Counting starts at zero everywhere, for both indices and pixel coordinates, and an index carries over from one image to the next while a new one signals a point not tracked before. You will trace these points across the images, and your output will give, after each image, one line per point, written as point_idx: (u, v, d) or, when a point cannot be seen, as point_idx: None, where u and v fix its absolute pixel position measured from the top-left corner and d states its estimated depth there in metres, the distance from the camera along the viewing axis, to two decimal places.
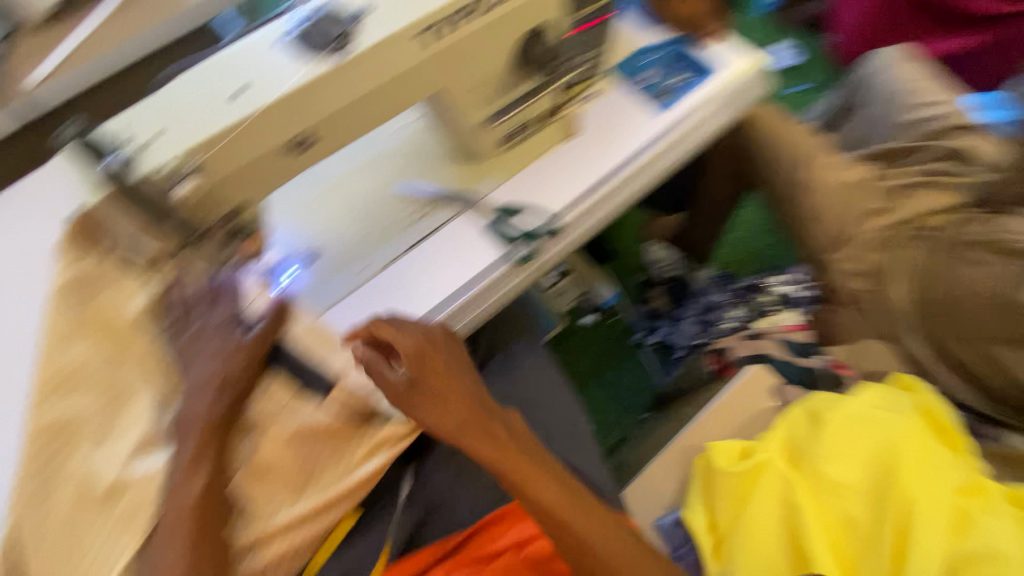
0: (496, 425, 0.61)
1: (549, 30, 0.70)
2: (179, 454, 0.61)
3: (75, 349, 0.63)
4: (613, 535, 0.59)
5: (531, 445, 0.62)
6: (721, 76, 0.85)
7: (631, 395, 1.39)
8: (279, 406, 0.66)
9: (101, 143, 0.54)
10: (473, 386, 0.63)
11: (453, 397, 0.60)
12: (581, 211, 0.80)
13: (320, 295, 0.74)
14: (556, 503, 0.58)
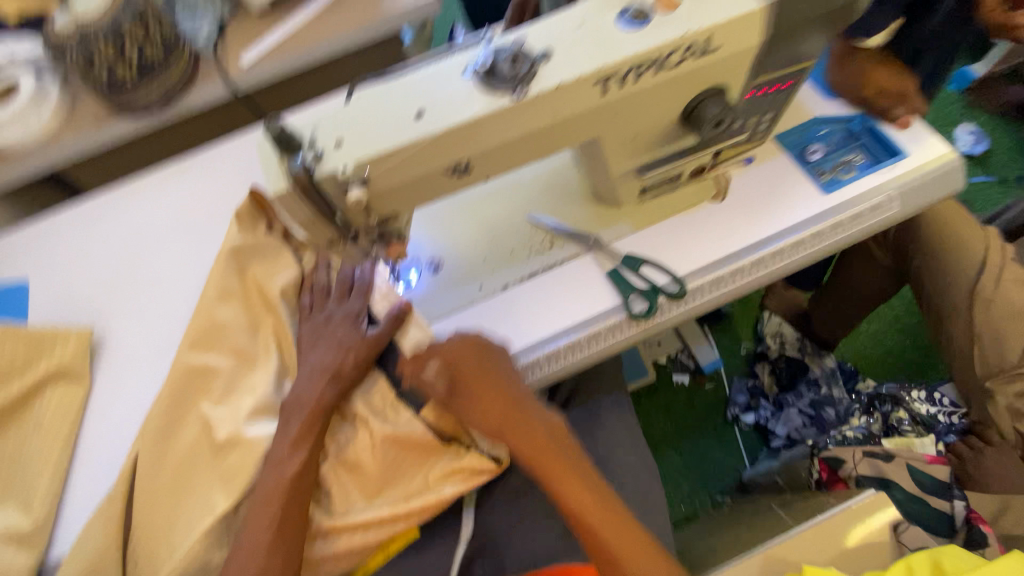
0: (534, 429, 0.64)
1: (717, 97, 0.67)
2: (285, 430, 0.65)
3: (223, 309, 0.71)
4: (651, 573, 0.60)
5: (579, 465, 0.64)
6: (896, 169, 0.79)
7: (708, 473, 1.31)
8: (377, 407, 0.69)
9: (293, 139, 0.58)
10: (513, 392, 0.65)
11: (488, 406, 0.64)
12: (708, 280, 0.76)
13: (432, 304, 0.78)
14: (603, 527, 0.61)
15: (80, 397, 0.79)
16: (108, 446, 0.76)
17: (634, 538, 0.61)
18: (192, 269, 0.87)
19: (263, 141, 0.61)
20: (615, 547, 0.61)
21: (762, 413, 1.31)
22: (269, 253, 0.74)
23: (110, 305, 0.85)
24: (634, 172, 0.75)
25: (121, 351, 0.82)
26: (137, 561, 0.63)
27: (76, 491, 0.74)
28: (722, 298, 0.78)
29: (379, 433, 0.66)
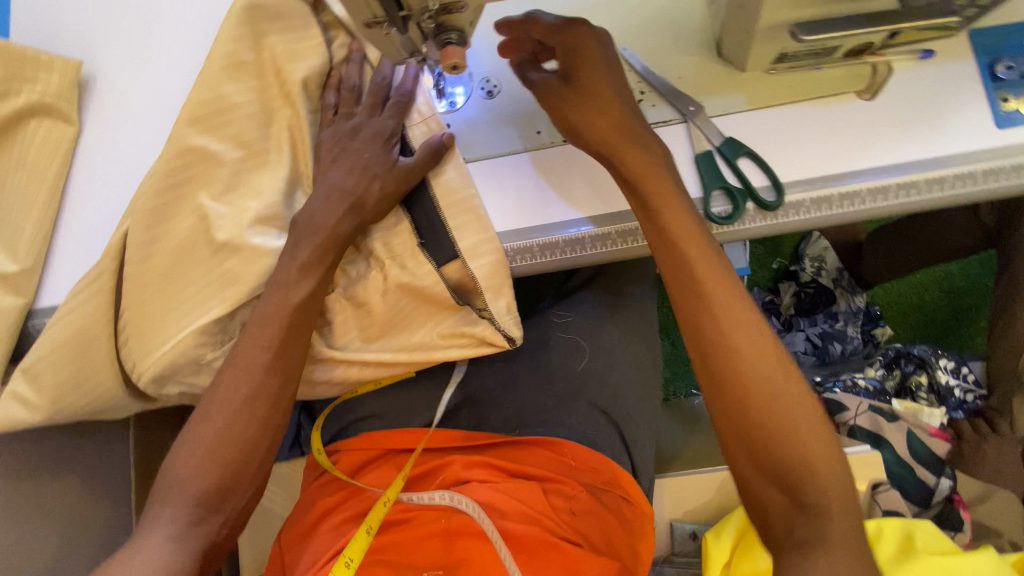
0: (648, 151, 0.58)
1: None
2: (292, 249, 0.58)
3: (234, 86, 0.61)
4: (798, 418, 0.49)
5: (732, 278, 0.54)
6: None
7: None
8: (395, 250, 0.61)
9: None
10: (630, 108, 0.59)
11: (602, 104, 0.59)
12: (813, 195, 0.62)
13: (480, 137, 0.65)
14: (754, 360, 0.50)
15: (67, 143, 0.69)
16: (98, 205, 0.69)
17: (787, 377, 0.51)
18: (204, 13, 0.71)
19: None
20: (720, 315, 0.52)
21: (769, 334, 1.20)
22: (294, 24, 0.61)
23: (104, 40, 0.72)
24: (783, 31, 0.57)
25: (113, 98, 0.71)
26: (130, 340, 0.62)
27: (67, 245, 0.68)
28: (820, 225, 0.63)
29: (394, 278, 0.60)
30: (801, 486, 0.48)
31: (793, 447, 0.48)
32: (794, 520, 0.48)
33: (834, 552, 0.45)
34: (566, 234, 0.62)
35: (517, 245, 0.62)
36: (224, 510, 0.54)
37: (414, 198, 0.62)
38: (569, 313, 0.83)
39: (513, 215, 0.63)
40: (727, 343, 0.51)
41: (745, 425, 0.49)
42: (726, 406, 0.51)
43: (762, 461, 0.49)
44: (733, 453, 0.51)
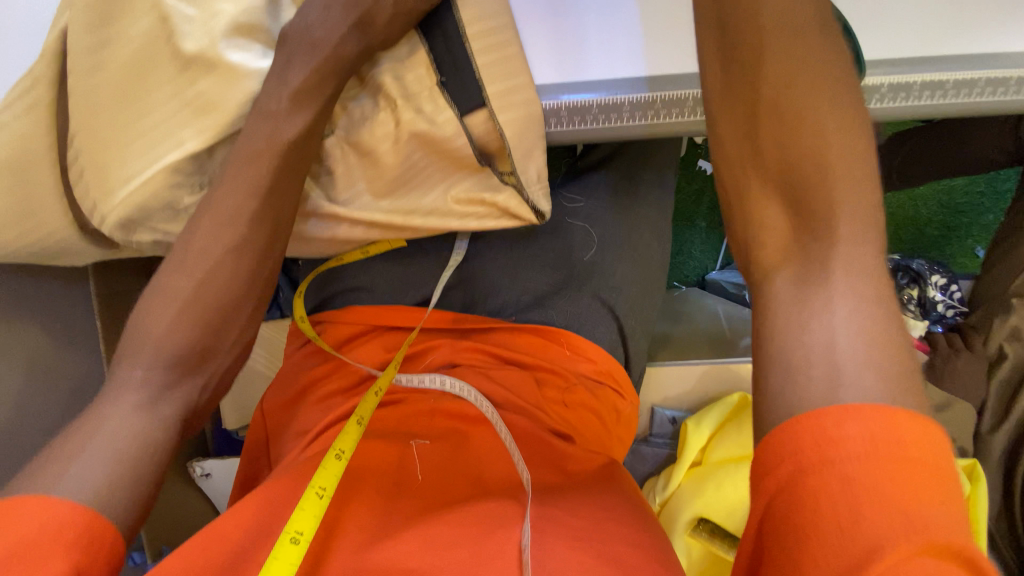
0: None
1: None
2: (281, 71, 0.48)
3: None
4: (839, 129, 0.40)
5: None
6: None
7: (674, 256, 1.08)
8: (408, 87, 0.53)
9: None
10: None
11: None
12: (891, 75, 0.53)
13: None
14: (787, 72, 0.42)
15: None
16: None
17: (840, 94, 0.41)
18: None
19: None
20: (768, 22, 0.43)
21: None
22: None
23: None
24: None
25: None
26: (77, 167, 0.52)
27: None
28: (890, 117, 0.56)
29: (407, 125, 0.53)
30: (810, 210, 0.39)
31: (818, 158, 0.39)
32: (798, 251, 0.39)
33: (846, 281, 0.36)
34: (632, 96, 0.55)
35: (549, 106, 0.56)
36: (204, 374, 0.46)
37: (433, 23, 0.53)
38: (580, 198, 0.78)
39: (549, 68, 0.56)
40: (759, 54, 0.43)
41: (760, 144, 0.43)
42: (749, 117, 0.43)
43: (777, 179, 0.41)
44: (741, 187, 0.44)
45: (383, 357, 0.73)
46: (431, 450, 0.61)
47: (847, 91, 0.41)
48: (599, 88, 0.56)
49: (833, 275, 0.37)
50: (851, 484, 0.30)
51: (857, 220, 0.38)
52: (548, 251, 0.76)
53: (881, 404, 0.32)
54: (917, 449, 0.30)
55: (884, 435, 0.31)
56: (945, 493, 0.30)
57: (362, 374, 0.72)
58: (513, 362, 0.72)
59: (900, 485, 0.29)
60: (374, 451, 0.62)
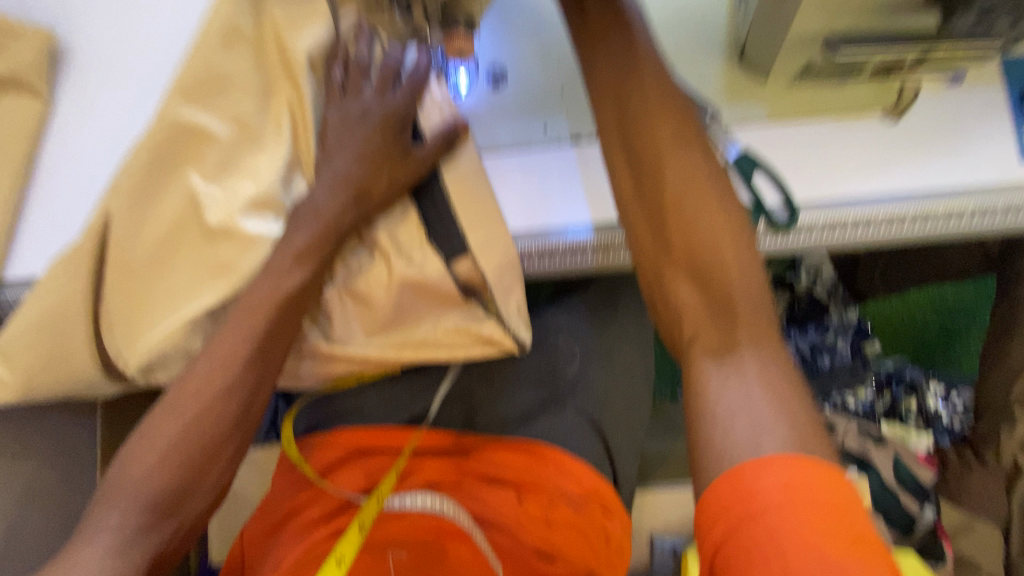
0: (614, 61, 0.56)
1: None
2: (288, 238, 0.57)
3: (234, 66, 0.59)
4: (727, 235, 0.51)
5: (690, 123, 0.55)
6: None
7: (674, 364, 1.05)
8: (401, 242, 0.61)
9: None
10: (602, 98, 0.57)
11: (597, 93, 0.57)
12: (827, 215, 0.59)
13: (494, 131, 0.65)
14: (683, 179, 0.52)
15: (36, 113, 0.66)
16: (73, 175, 0.66)
17: (721, 207, 0.52)
18: None
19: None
20: (665, 151, 0.53)
21: None
22: None
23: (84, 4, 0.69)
24: (820, 43, 0.53)
25: (93, 61, 0.68)
26: (113, 323, 0.59)
27: (39, 219, 0.65)
28: (828, 245, 0.62)
29: (399, 273, 0.60)
30: (715, 289, 0.50)
31: (718, 257, 0.50)
32: (713, 330, 0.49)
33: (750, 358, 0.47)
34: (592, 238, 0.62)
35: (525, 247, 0.63)
36: (177, 518, 0.51)
37: (423, 189, 0.62)
38: (562, 312, 0.83)
39: (521, 214, 0.63)
40: (659, 169, 0.53)
41: (668, 235, 0.52)
42: (657, 230, 0.53)
43: (686, 262, 0.51)
44: (656, 273, 0.53)
45: (367, 483, 0.70)
46: (412, 562, 0.64)
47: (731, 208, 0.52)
48: (564, 231, 0.62)
49: (739, 354, 0.48)
50: (772, 531, 0.38)
51: (747, 295, 0.50)
52: (534, 371, 0.79)
53: (784, 454, 0.41)
54: (823, 493, 0.39)
55: (796, 489, 0.39)
56: (844, 546, 0.37)
57: (342, 500, 0.70)
58: (497, 479, 0.71)
59: (811, 530, 0.37)
60: (368, 562, 0.64)
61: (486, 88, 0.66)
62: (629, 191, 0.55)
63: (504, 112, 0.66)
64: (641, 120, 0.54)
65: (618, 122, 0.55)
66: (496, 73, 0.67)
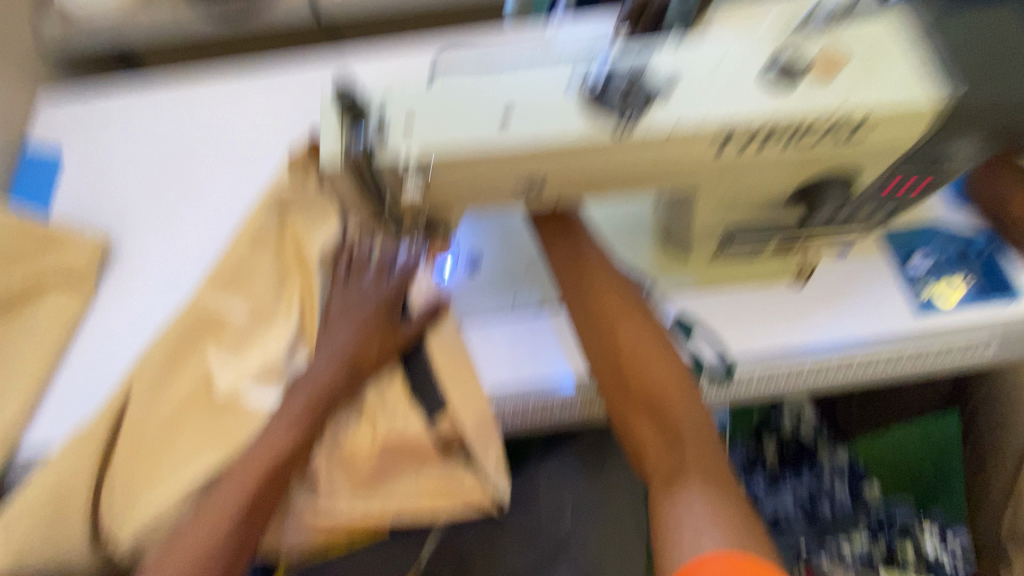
0: (573, 242, 0.67)
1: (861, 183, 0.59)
2: (286, 406, 0.65)
3: (256, 263, 0.73)
4: (670, 376, 0.60)
5: (629, 288, 0.66)
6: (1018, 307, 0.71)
7: None
8: (387, 405, 0.68)
9: (361, 106, 0.53)
10: (566, 274, 0.66)
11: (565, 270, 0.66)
12: (762, 367, 0.70)
13: (473, 306, 0.76)
14: (629, 335, 0.62)
15: (82, 302, 0.78)
16: (101, 354, 0.75)
17: (662, 352, 0.61)
18: (229, 203, 0.85)
19: (327, 102, 0.55)
20: (612, 311, 0.63)
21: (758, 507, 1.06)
22: (313, 210, 0.73)
23: (138, 216, 0.85)
24: (722, 229, 0.66)
25: (138, 259, 0.82)
26: (117, 489, 0.65)
27: (65, 393, 0.73)
28: (769, 392, 0.73)
29: (384, 434, 0.67)
30: (667, 422, 0.58)
31: (663, 396, 0.58)
32: (667, 458, 0.56)
33: (696, 479, 0.53)
34: (562, 395, 0.71)
35: (503, 404, 0.71)
36: None
37: (408, 357, 0.71)
38: (549, 463, 0.87)
39: (499, 377, 0.71)
40: (610, 326, 0.63)
41: (624, 379, 0.61)
42: (612, 375, 0.61)
43: (637, 400, 0.59)
44: (619, 411, 0.61)
45: None
46: None
47: (670, 350, 0.62)
48: (536, 390, 0.71)
49: (686, 476, 0.53)
50: None
51: (695, 426, 0.57)
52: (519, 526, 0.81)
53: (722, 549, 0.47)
54: None
55: None
56: None
57: None
58: None
59: None
60: None
61: (466, 272, 0.77)
62: (586, 341, 0.64)
63: (480, 289, 0.77)
64: (591, 290, 0.65)
65: (568, 287, 0.66)
66: (474, 259, 0.78)
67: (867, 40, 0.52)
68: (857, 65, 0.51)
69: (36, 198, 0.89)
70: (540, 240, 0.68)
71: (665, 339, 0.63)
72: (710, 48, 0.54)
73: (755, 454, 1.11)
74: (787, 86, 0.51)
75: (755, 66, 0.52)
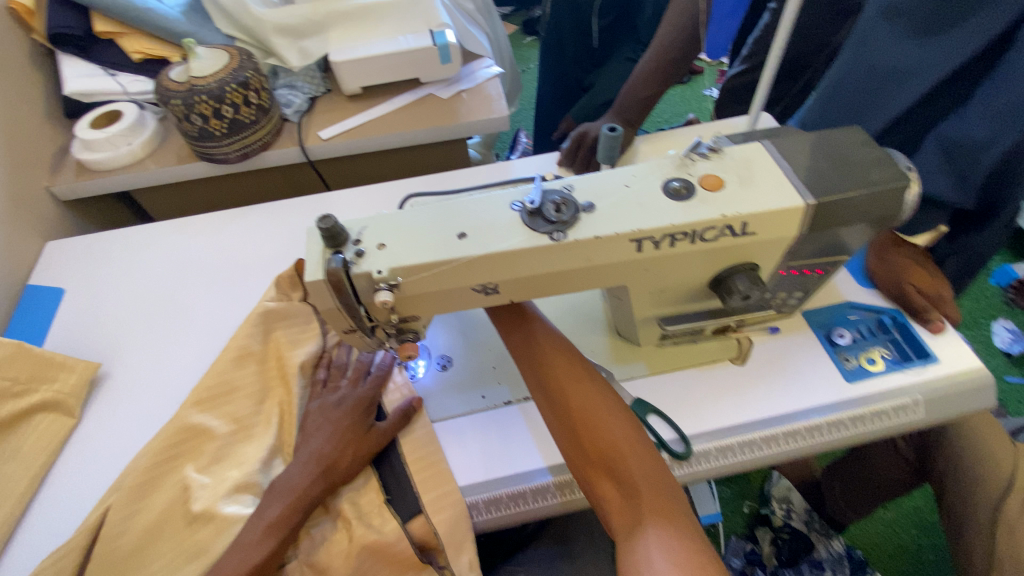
0: (526, 324, 0.77)
1: (767, 269, 0.69)
2: (262, 515, 0.66)
3: (240, 377, 0.78)
4: (622, 432, 0.65)
5: (577, 357, 0.73)
6: (934, 367, 0.78)
7: None
8: (362, 508, 0.70)
9: (341, 235, 0.61)
10: (517, 353, 0.75)
11: (514, 348, 0.75)
12: (714, 441, 0.74)
13: (442, 402, 0.80)
14: (582, 400, 0.68)
15: (65, 429, 0.81)
16: (76, 479, 0.76)
17: (613, 412, 0.67)
18: (217, 324, 0.93)
19: (312, 231, 0.64)
20: (565, 379, 0.70)
21: None
22: (297, 322, 0.83)
23: (129, 343, 0.92)
24: (655, 321, 0.76)
25: (124, 383, 0.86)
26: None
27: (35, 524, 0.73)
28: (730, 469, 0.74)
29: (359, 538, 0.68)
30: (623, 479, 0.62)
31: (619, 452, 0.63)
32: (626, 512, 0.61)
33: (652, 529, 0.58)
34: (532, 484, 0.73)
35: (475, 497, 0.72)
36: None
37: (383, 457, 0.75)
38: (521, 566, 0.86)
39: (469, 470, 0.74)
40: (564, 394, 0.69)
41: (581, 442, 0.65)
42: (570, 438, 0.66)
43: (597, 460, 0.64)
44: (580, 472, 0.65)
45: None
46: None
47: (621, 409, 0.68)
48: (506, 481, 0.73)
49: (644, 527, 0.58)
50: None
51: (648, 477, 0.62)
52: None
53: None
54: None
55: None
56: None
57: None
58: None
59: None
60: None
61: (435, 370, 0.84)
62: (545, 409, 0.70)
63: (449, 386, 0.82)
64: (545, 366, 0.72)
65: (524, 365, 0.73)
66: (444, 358, 0.85)
67: (742, 162, 0.66)
68: (737, 181, 0.64)
69: (33, 334, 0.95)
70: (499, 328, 0.78)
71: (616, 400, 0.69)
72: (623, 172, 0.67)
73: (754, 551, 1.32)
74: (684, 199, 0.63)
75: (659, 183, 0.64)
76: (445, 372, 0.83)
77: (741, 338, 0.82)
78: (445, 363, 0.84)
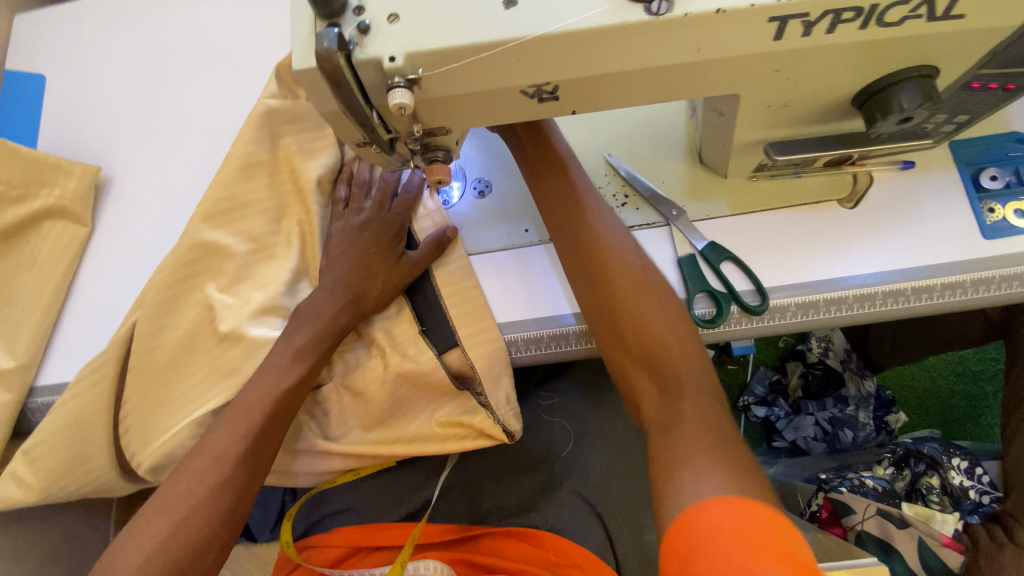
0: (563, 179, 0.62)
1: (946, 77, 0.49)
2: (290, 339, 0.63)
3: (250, 189, 0.68)
4: (665, 322, 0.56)
5: (620, 229, 0.61)
6: None
7: None
8: (396, 338, 0.66)
9: None
10: (549, 215, 0.62)
11: (547, 209, 0.62)
12: (794, 296, 0.63)
13: (478, 231, 0.70)
14: (625, 278, 0.57)
15: (78, 237, 0.75)
16: (104, 289, 0.74)
17: (658, 300, 0.57)
18: (219, 123, 0.79)
19: None
20: (604, 252, 0.59)
21: (783, 433, 1.23)
22: (309, 127, 0.69)
23: (126, 141, 0.80)
24: (757, 148, 0.59)
25: (131, 189, 0.78)
26: (131, 427, 0.65)
27: (75, 330, 0.73)
28: (807, 327, 0.64)
29: (394, 366, 0.65)
30: (661, 369, 0.54)
31: (661, 343, 0.55)
32: (662, 405, 0.53)
33: (694, 425, 0.49)
34: (575, 327, 0.65)
35: (514, 335, 0.66)
36: None
37: (416, 287, 0.68)
38: (554, 395, 0.86)
39: (509, 308, 0.66)
40: (604, 269, 0.58)
41: (617, 326, 0.57)
42: (606, 323, 0.58)
43: (635, 349, 0.56)
44: (614, 361, 0.58)
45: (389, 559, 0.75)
46: None
47: (668, 296, 0.58)
48: (548, 321, 0.66)
49: (684, 423, 0.50)
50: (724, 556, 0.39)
51: (693, 372, 0.54)
52: (528, 456, 0.81)
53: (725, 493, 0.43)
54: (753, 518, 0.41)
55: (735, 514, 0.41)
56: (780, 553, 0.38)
57: None
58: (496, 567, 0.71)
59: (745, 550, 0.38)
60: None
61: (471, 195, 0.71)
62: (579, 284, 0.60)
63: (487, 213, 0.70)
64: (585, 233, 0.60)
65: (557, 231, 0.61)
66: (481, 182, 0.72)
67: None
68: None
69: (21, 129, 0.84)
70: (527, 177, 0.64)
71: (664, 286, 0.59)
72: None
73: (779, 382, 1.30)
74: None
75: None
76: (483, 197, 0.71)
77: (858, 175, 0.65)
78: (483, 187, 0.71)
